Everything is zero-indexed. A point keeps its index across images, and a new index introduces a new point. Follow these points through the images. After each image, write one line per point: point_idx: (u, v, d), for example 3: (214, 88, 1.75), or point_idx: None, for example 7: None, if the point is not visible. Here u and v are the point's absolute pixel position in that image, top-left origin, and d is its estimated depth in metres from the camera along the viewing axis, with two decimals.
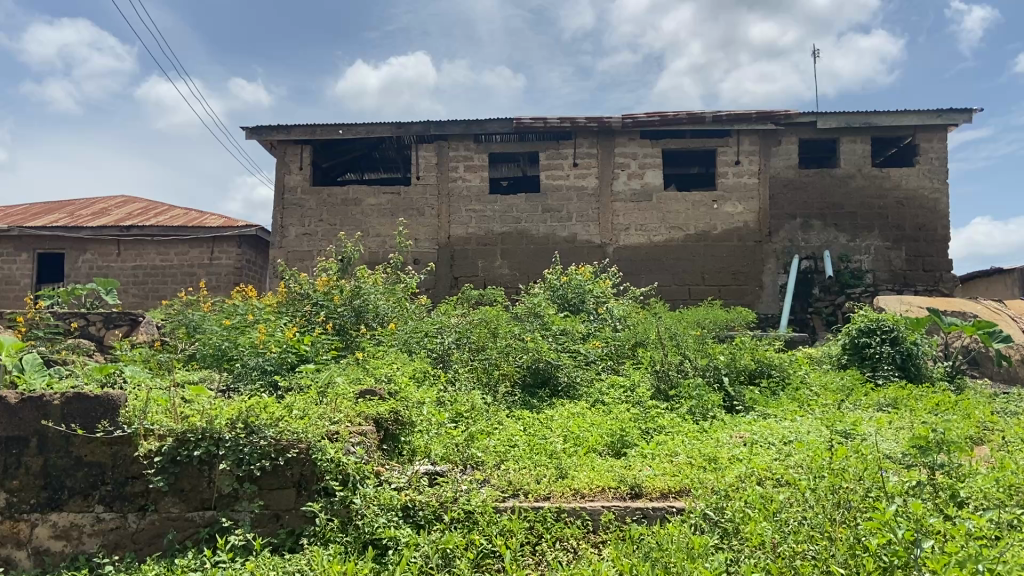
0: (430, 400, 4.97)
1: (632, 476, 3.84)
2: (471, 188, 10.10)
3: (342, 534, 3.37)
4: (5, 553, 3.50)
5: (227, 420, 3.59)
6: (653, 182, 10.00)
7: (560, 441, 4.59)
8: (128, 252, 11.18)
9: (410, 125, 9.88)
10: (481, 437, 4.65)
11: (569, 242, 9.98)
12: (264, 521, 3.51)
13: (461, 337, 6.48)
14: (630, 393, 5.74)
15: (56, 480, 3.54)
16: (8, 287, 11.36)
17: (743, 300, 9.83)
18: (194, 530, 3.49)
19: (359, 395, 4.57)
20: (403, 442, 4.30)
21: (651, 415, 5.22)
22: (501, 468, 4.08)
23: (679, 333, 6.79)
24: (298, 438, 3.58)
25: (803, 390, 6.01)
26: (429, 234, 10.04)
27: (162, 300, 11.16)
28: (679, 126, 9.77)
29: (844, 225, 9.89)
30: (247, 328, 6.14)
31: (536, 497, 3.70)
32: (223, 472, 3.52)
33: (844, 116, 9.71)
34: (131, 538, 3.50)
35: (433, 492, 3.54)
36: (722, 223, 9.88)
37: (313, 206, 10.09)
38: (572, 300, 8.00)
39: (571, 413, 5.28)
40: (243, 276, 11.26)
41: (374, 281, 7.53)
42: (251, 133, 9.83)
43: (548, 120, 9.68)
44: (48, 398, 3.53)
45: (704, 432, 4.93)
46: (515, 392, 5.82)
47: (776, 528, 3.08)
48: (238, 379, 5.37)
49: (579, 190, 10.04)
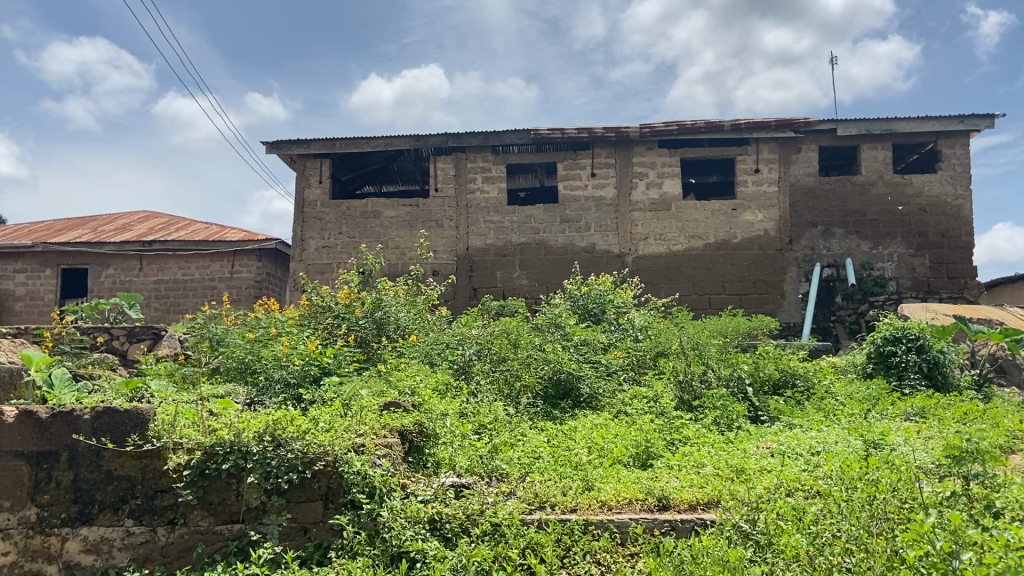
0: (453, 412, 4.96)
1: (659, 488, 3.80)
2: (490, 199, 10.12)
3: (369, 546, 3.36)
4: (37, 567, 3.51)
5: (255, 433, 3.59)
6: (672, 191, 9.98)
7: (585, 453, 4.57)
8: (151, 266, 11.28)
9: (428, 137, 9.92)
10: (504, 449, 4.64)
11: (588, 252, 9.97)
12: (292, 534, 3.52)
13: (483, 348, 6.46)
14: (654, 404, 5.70)
15: (86, 494, 3.56)
16: (32, 302, 11.49)
17: (764, 309, 9.76)
18: (223, 544, 3.50)
19: (383, 407, 4.58)
20: (427, 454, 4.31)
21: (675, 426, 5.18)
22: (526, 481, 4.07)
23: (701, 343, 6.75)
24: (325, 451, 3.58)
25: (829, 401, 5.96)
26: (448, 245, 10.06)
27: (183, 313, 11.24)
28: (697, 135, 9.76)
29: (866, 232, 9.81)
30: (271, 341, 6.16)
31: (562, 509, 3.68)
32: (252, 485, 3.53)
33: (865, 123, 9.65)
34: (161, 552, 3.51)
35: (460, 505, 3.54)
36: (741, 231, 9.85)
37: (333, 219, 10.15)
38: (593, 310, 7.99)
39: (594, 424, 5.25)
40: (264, 289, 11.32)
41: (395, 294, 7.55)
42: (271, 147, 9.90)
43: (566, 130, 9.68)
44: (79, 412, 3.56)
45: (730, 442, 4.89)
46: (537, 403, 5.81)
47: (810, 541, 3.05)
48: (261, 393, 5.38)
49: (598, 200, 10.03)
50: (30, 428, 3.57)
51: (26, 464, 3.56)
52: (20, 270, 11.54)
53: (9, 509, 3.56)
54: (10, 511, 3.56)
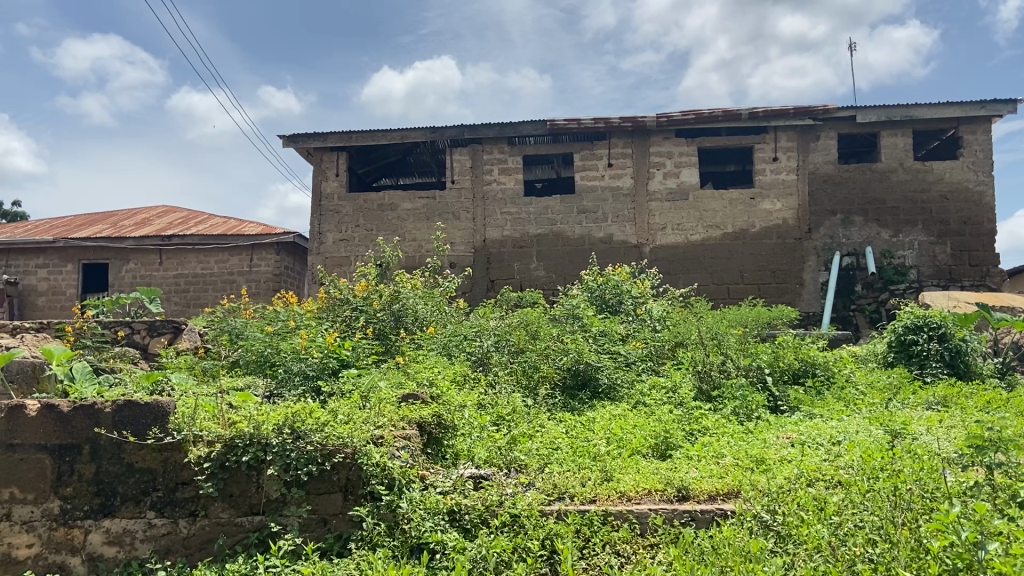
0: (472, 403, 4.98)
1: (679, 479, 3.81)
2: (506, 191, 10.09)
3: (389, 538, 3.39)
4: (60, 560, 3.55)
5: (274, 426, 3.62)
6: (690, 180, 9.90)
7: (604, 444, 4.56)
8: (170, 260, 11.35)
9: (444, 129, 9.86)
10: (523, 440, 4.66)
11: (605, 243, 9.92)
12: (312, 525, 3.55)
13: (501, 340, 6.45)
14: (673, 394, 5.64)
15: (108, 486, 3.60)
16: (54, 297, 11.61)
17: (784, 298, 9.67)
18: (244, 535, 3.54)
19: (402, 399, 4.62)
20: (446, 445, 4.35)
21: (695, 416, 5.14)
22: (545, 471, 4.09)
23: (721, 333, 6.67)
24: (344, 443, 3.61)
25: (849, 390, 5.91)
26: (464, 237, 10.05)
27: (203, 307, 11.31)
28: (715, 123, 9.66)
29: (886, 220, 9.70)
30: (290, 334, 6.19)
31: (581, 500, 3.69)
32: (271, 477, 3.56)
33: (884, 110, 9.52)
34: (183, 543, 3.54)
35: (479, 496, 3.55)
36: (760, 221, 9.76)
37: (350, 212, 10.16)
38: (611, 301, 7.92)
39: (612, 415, 5.24)
40: (282, 282, 11.38)
41: (413, 286, 7.52)
42: (287, 141, 9.94)
43: (582, 121, 9.63)
44: (100, 405, 3.60)
45: (750, 433, 4.85)
46: (556, 394, 5.80)
47: (832, 531, 3.03)
48: (281, 385, 5.43)
49: (614, 191, 9.98)
50: (51, 422, 3.62)
51: (49, 457, 3.61)
52: (42, 265, 11.65)
53: (33, 502, 3.61)
54: (34, 504, 3.61)
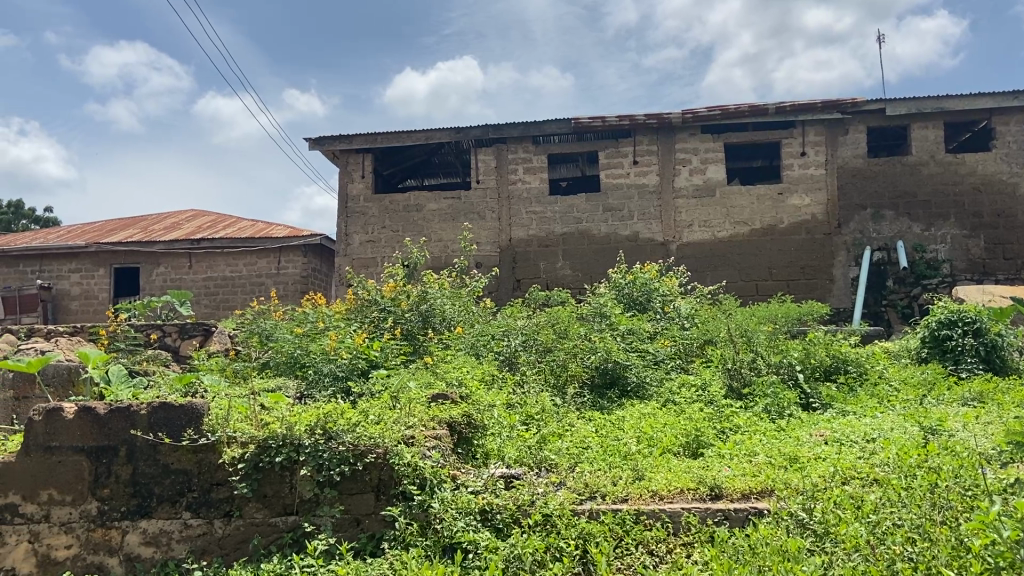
0: (501, 403, 4.99)
1: (711, 477, 3.78)
2: (531, 190, 10.08)
3: (422, 537, 3.40)
4: (98, 560, 3.60)
5: (306, 427, 3.65)
6: (716, 177, 9.83)
7: (634, 442, 4.54)
8: (200, 263, 11.48)
9: (468, 129, 9.88)
10: (553, 439, 4.66)
11: (631, 241, 9.87)
12: (345, 525, 3.57)
13: (529, 340, 6.44)
14: (702, 393, 5.59)
15: (145, 487, 3.65)
16: (87, 302, 11.79)
17: (813, 294, 9.56)
18: (278, 536, 3.56)
19: (431, 399, 4.64)
20: (476, 445, 4.35)
21: (726, 414, 5.10)
22: (576, 471, 4.08)
23: (751, 330, 6.61)
24: (375, 443, 3.63)
25: (882, 387, 5.83)
26: (490, 237, 10.06)
27: (232, 310, 11.42)
28: (741, 119, 9.58)
29: (917, 214, 9.56)
30: (318, 335, 6.24)
31: (613, 499, 3.68)
32: (304, 477, 3.59)
33: (914, 102, 9.38)
34: (218, 544, 3.58)
35: (511, 496, 3.55)
36: (789, 216, 9.66)
37: (376, 213, 10.21)
38: (639, 298, 7.87)
39: (641, 413, 5.21)
40: (310, 284, 11.46)
41: (440, 286, 7.54)
42: (314, 144, 10.01)
43: (607, 119, 9.60)
44: (136, 408, 3.66)
45: (782, 431, 4.80)
46: (584, 393, 5.78)
47: (869, 529, 2.99)
48: (311, 385, 5.47)
49: (640, 188, 9.93)
50: (88, 424, 3.68)
51: (86, 459, 3.66)
52: (75, 270, 11.84)
53: (71, 503, 3.66)
54: (72, 505, 3.66)
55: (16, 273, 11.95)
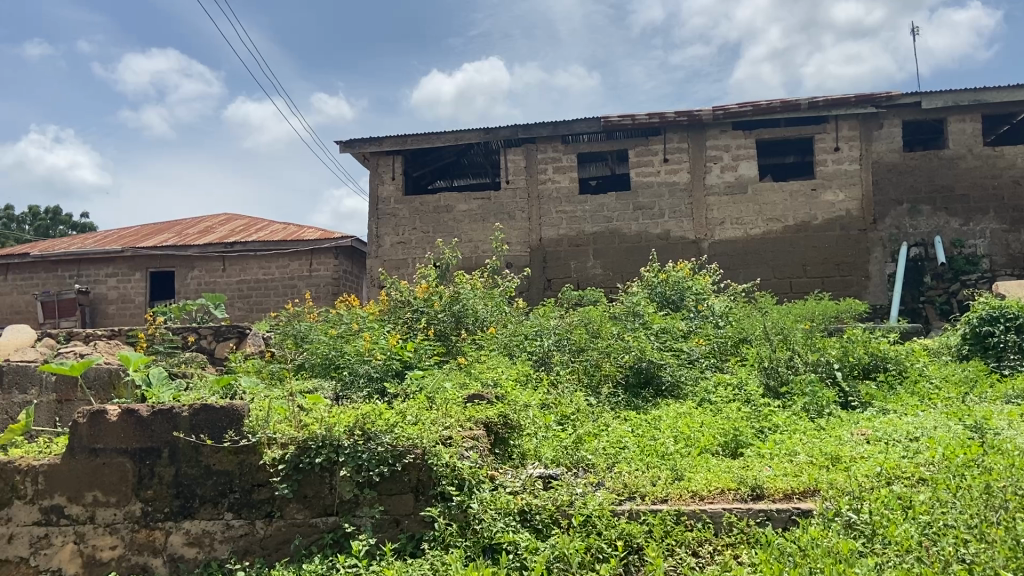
0: (536, 403, 4.98)
1: (752, 477, 3.74)
2: (561, 189, 10.05)
3: (461, 538, 3.40)
4: (143, 561, 3.64)
5: (345, 428, 3.67)
6: (748, 173, 9.73)
7: (672, 442, 4.50)
8: (233, 266, 11.61)
9: (497, 130, 9.89)
10: (589, 439, 4.64)
11: (663, 239, 9.81)
12: (385, 526, 3.57)
13: (562, 339, 6.43)
14: (739, 391, 5.52)
15: (187, 488, 3.69)
16: (124, 305, 11.96)
17: (849, 291, 9.42)
18: (319, 536, 3.58)
19: (468, 399, 4.64)
20: (513, 446, 4.34)
21: (764, 413, 5.03)
22: (614, 471, 4.05)
23: (787, 328, 6.54)
24: (413, 444, 3.64)
25: (923, 384, 5.72)
26: (521, 237, 10.05)
27: (265, 312, 11.53)
28: (773, 114, 9.48)
29: (955, 208, 9.39)
30: (352, 336, 6.28)
31: (652, 500, 3.65)
32: (344, 478, 3.60)
33: (951, 95, 9.22)
34: (260, 544, 3.61)
35: (549, 496, 3.54)
36: (822, 212, 9.53)
37: (407, 214, 10.25)
38: (672, 297, 7.82)
39: (677, 413, 5.16)
40: (342, 286, 11.53)
41: (473, 286, 7.54)
42: (344, 146, 10.08)
43: (636, 117, 9.55)
44: (178, 409, 3.71)
45: (822, 430, 4.73)
46: (618, 393, 5.74)
47: (921, 531, 2.93)
48: (347, 387, 5.50)
49: (671, 186, 9.86)
50: (132, 426, 3.73)
51: (130, 461, 3.71)
52: (112, 274, 12.02)
53: (116, 504, 3.71)
54: (117, 506, 3.71)
55: (54, 278, 12.16)
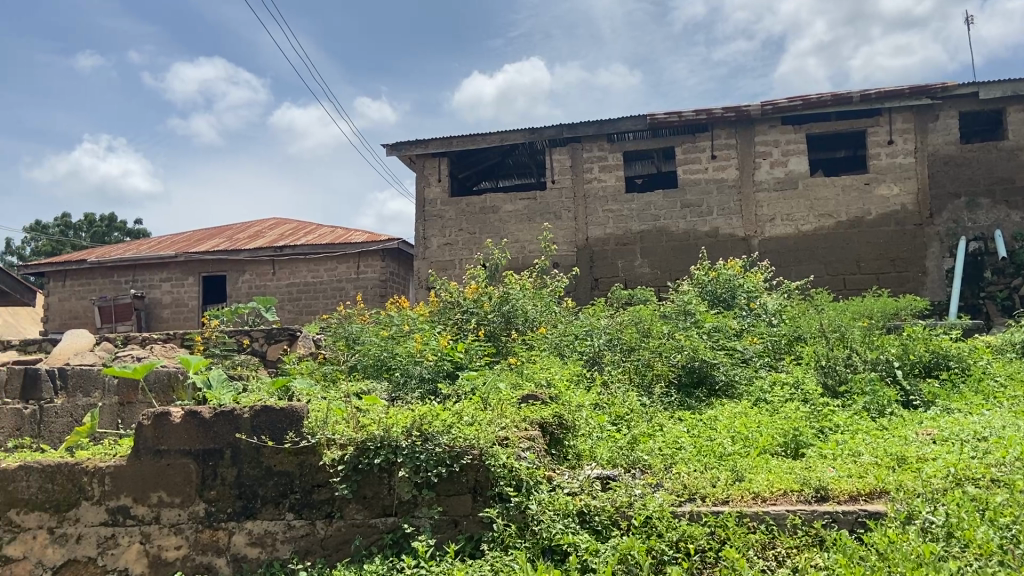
0: (590, 403, 4.95)
1: (816, 479, 3.65)
2: (607, 188, 10.00)
3: (520, 539, 3.38)
4: (207, 560, 3.70)
5: (402, 429, 3.68)
6: (798, 169, 9.57)
7: (729, 442, 4.43)
8: (283, 270, 11.78)
9: (543, 130, 9.88)
10: (644, 439, 4.59)
11: (711, 237, 9.69)
12: (443, 527, 3.57)
13: (613, 339, 6.38)
14: (797, 391, 5.42)
15: (249, 489, 3.73)
16: (177, 309, 12.21)
17: (906, 287, 9.20)
18: (378, 536, 3.60)
19: (522, 399, 4.63)
20: (568, 446, 4.30)
21: (824, 413, 4.92)
22: (671, 471, 3.99)
23: (844, 326, 6.40)
24: (470, 444, 3.63)
25: (988, 383, 5.55)
26: (567, 237, 10.01)
27: (314, 315, 11.67)
28: (824, 108, 9.31)
29: (1015, 201, 9.12)
30: (404, 338, 6.32)
31: (713, 501, 3.58)
32: (402, 479, 3.61)
33: (1010, 84, 8.96)
34: (321, 544, 3.64)
35: (608, 497, 3.50)
36: (876, 207, 9.33)
37: (453, 216, 10.29)
38: (723, 295, 7.73)
39: (733, 413, 5.08)
40: (388, 288, 11.62)
41: (521, 286, 7.53)
42: (391, 149, 10.16)
43: (683, 114, 9.46)
44: (239, 411, 3.76)
45: (885, 430, 4.61)
46: (671, 393, 5.67)
47: (1002, 534, 2.84)
48: (400, 388, 5.53)
49: (719, 183, 9.74)
50: (195, 428, 3.80)
51: (193, 462, 3.77)
52: (166, 279, 12.29)
53: (180, 505, 3.77)
54: (181, 507, 3.77)
55: (111, 283, 12.47)
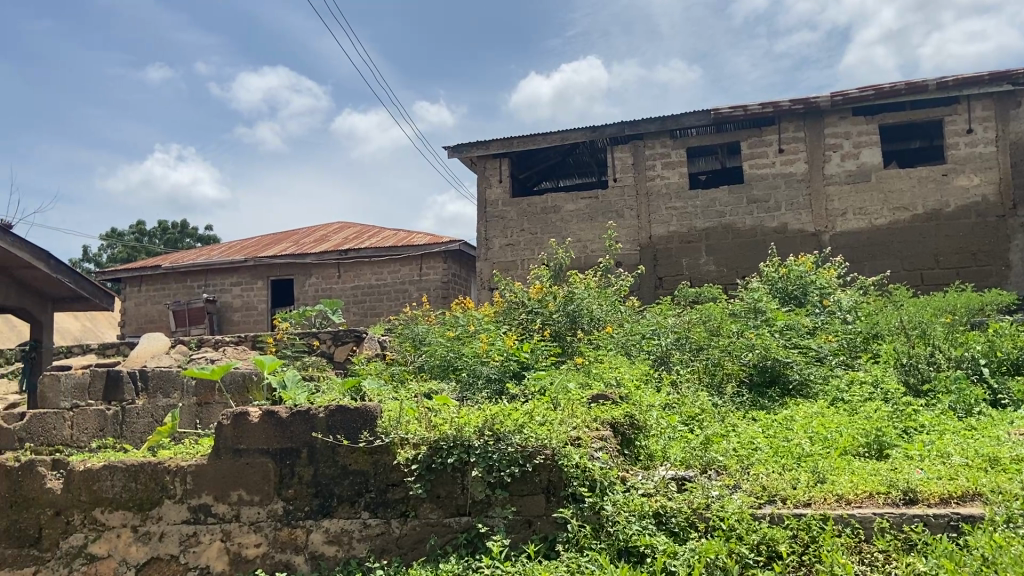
0: (661, 403, 4.87)
1: (903, 481, 3.51)
2: (670, 185, 9.86)
3: (596, 540, 3.33)
4: (286, 558, 3.75)
5: (474, 429, 3.68)
6: (871, 161, 9.27)
7: (808, 443, 4.30)
8: (348, 273, 11.97)
9: (604, 128, 9.82)
10: (717, 440, 4.48)
11: (780, 233, 9.47)
12: (517, 527, 3.55)
13: (681, 338, 6.27)
14: (877, 390, 5.24)
15: (326, 488, 3.78)
16: (247, 313, 12.52)
17: (988, 282, 8.83)
18: (453, 536, 3.59)
19: (592, 399, 4.59)
20: (639, 447, 4.22)
21: (907, 412, 4.74)
22: (749, 473, 3.88)
23: (925, 322, 6.17)
24: (543, 444, 3.61)
25: None
26: (630, 235, 9.91)
27: (379, 316, 11.81)
28: (898, 98, 9.01)
29: None
30: (470, 338, 6.34)
31: (795, 504, 3.47)
32: (475, 479, 3.61)
33: None
34: (396, 543, 3.65)
35: (684, 499, 3.43)
36: (955, 199, 8.98)
37: (515, 216, 10.30)
38: (794, 293, 7.54)
39: (810, 412, 4.94)
40: (451, 289, 11.69)
41: (586, 285, 7.48)
42: (453, 151, 10.22)
43: (749, 107, 9.28)
44: (315, 410, 3.82)
45: (975, 430, 4.41)
46: (743, 393, 5.54)
47: None
48: (468, 388, 5.54)
49: (787, 177, 9.51)
50: (272, 427, 3.86)
51: (271, 461, 3.84)
52: (236, 283, 12.61)
53: (259, 503, 3.84)
54: (260, 505, 3.84)
55: (184, 288, 12.85)
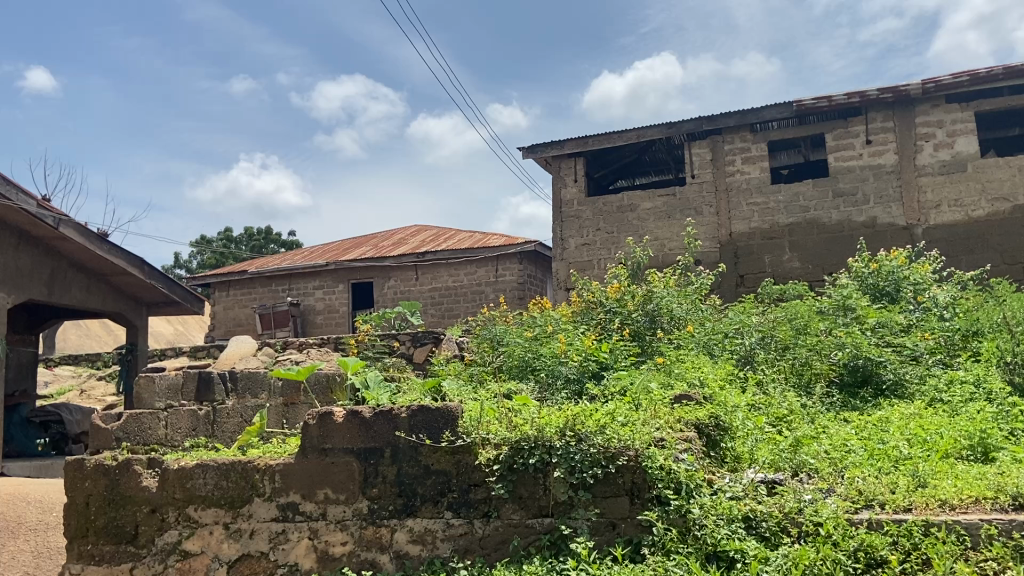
0: (747, 404, 4.73)
1: (1013, 485, 3.31)
2: (751, 180, 9.61)
3: (682, 544, 3.25)
4: (372, 556, 3.79)
5: (556, 429, 3.65)
6: (967, 149, 8.82)
7: (906, 446, 4.09)
8: (426, 275, 12.11)
9: (681, 124, 9.66)
10: (807, 442, 4.32)
11: (868, 227, 9.11)
12: (601, 529, 3.48)
13: (765, 336, 6.09)
14: (980, 390, 4.96)
15: (409, 487, 3.80)
16: (329, 315, 12.80)
17: None
18: (536, 537, 3.56)
19: (675, 399, 4.49)
20: (725, 448, 4.09)
21: (1015, 414, 4.47)
22: (843, 476, 3.72)
23: None
24: (626, 445, 3.55)
25: None
26: (709, 232, 9.71)
27: (456, 318, 11.90)
28: (995, 82, 8.56)
29: None
30: (549, 338, 6.31)
31: (894, 509, 3.31)
32: (557, 479, 3.57)
33: None
34: (479, 544, 3.64)
35: (775, 502, 3.31)
36: None
37: (591, 215, 10.22)
38: (886, 289, 7.23)
39: (906, 413, 4.72)
40: (527, 290, 11.69)
41: (666, 284, 7.35)
42: (528, 152, 10.23)
43: (833, 98, 8.97)
44: (397, 410, 3.86)
45: None
46: (833, 393, 5.34)
47: None
48: (547, 388, 5.51)
49: (876, 169, 9.14)
50: (356, 427, 3.92)
51: (356, 460, 3.89)
52: (318, 287, 12.91)
53: (345, 501, 3.89)
54: (346, 503, 3.89)
55: (269, 292, 13.23)
